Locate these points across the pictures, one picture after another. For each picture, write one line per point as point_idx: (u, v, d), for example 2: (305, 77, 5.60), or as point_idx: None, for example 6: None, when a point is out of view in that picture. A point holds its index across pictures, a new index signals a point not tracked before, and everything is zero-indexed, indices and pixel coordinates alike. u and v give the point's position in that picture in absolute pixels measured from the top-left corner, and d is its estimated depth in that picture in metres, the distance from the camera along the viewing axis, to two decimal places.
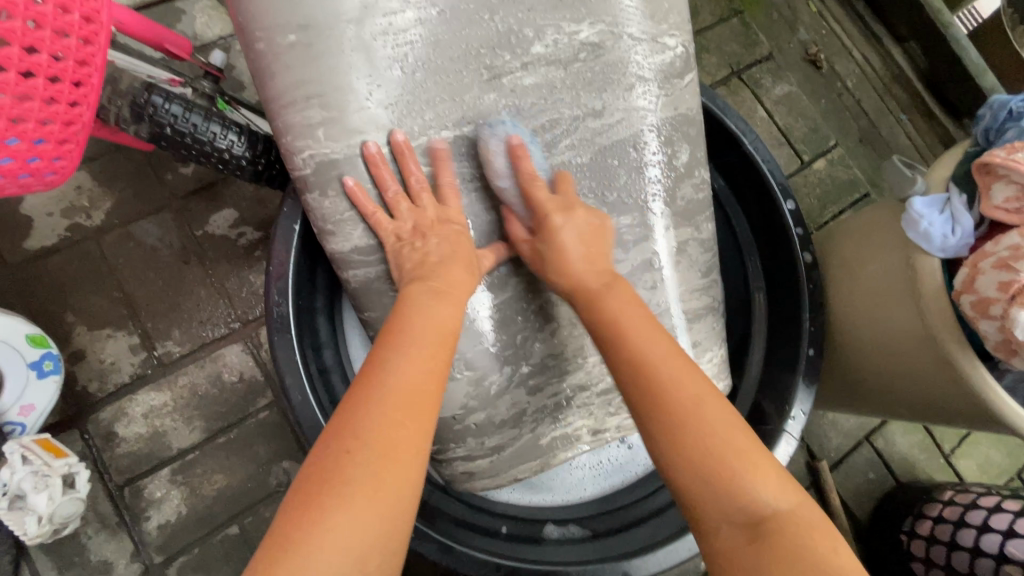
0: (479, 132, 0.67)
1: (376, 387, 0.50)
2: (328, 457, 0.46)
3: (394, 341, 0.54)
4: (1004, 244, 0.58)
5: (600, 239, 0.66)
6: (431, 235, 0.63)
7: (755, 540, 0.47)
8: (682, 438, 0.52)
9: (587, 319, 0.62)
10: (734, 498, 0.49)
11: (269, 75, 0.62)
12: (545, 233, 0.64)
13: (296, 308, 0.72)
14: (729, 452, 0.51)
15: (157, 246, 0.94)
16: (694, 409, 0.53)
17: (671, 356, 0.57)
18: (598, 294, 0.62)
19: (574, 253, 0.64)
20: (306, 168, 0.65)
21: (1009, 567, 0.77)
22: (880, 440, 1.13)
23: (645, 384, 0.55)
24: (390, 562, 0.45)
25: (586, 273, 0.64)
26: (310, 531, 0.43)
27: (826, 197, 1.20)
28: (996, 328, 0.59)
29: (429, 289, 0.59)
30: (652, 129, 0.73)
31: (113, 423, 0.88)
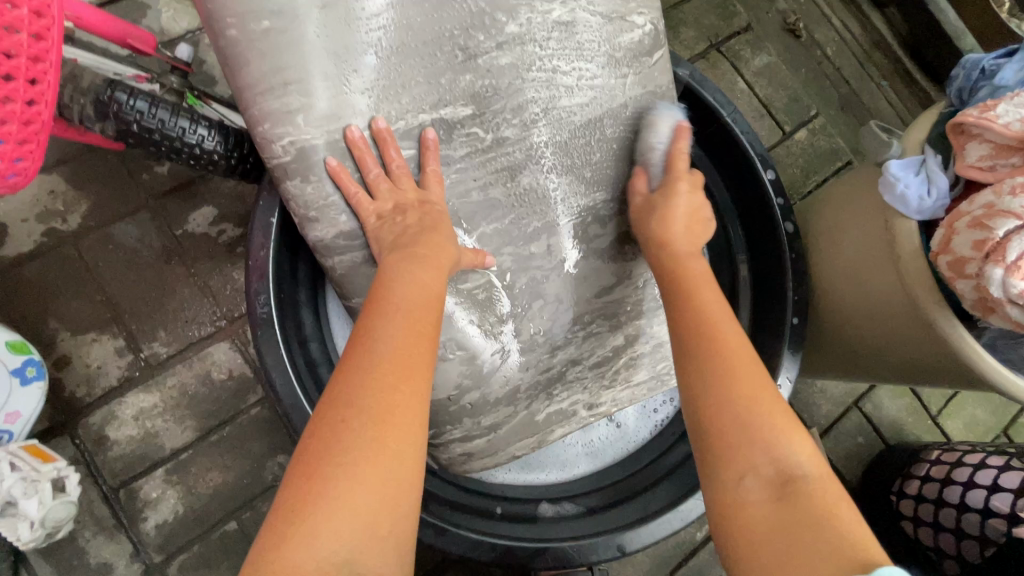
0: (651, 108, 0.74)
1: (366, 355, 0.49)
2: (322, 428, 0.45)
3: (381, 309, 0.54)
4: (978, 203, 0.59)
5: (698, 220, 0.69)
6: (411, 212, 0.63)
7: (782, 497, 0.46)
8: (735, 386, 0.53)
9: (673, 266, 0.65)
10: (767, 452, 0.49)
11: (240, 64, 0.59)
12: (667, 196, 0.68)
13: (279, 303, 0.71)
14: (768, 405, 0.51)
15: (137, 246, 0.93)
16: (753, 363, 0.55)
17: (728, 319, 0.59)
18: (684, 257, 0.65)
19: (678, 217, 0.67)
20: (286, 155, 0.63)
21: (995, 520, 0.79)
22: (869, 405, 1.15)
23: (702, 331, 0.58)
24: (400, 528, 0.44)
25: (682, 238, 0.67)
26: (313, 502, 0.42)
27: (809, 167, 1.20)
28: (972, 287, 0.59)
29: (411, 256, 0.59)
30: (625, 108, 0.74)
31: (103, 427, 0.87)
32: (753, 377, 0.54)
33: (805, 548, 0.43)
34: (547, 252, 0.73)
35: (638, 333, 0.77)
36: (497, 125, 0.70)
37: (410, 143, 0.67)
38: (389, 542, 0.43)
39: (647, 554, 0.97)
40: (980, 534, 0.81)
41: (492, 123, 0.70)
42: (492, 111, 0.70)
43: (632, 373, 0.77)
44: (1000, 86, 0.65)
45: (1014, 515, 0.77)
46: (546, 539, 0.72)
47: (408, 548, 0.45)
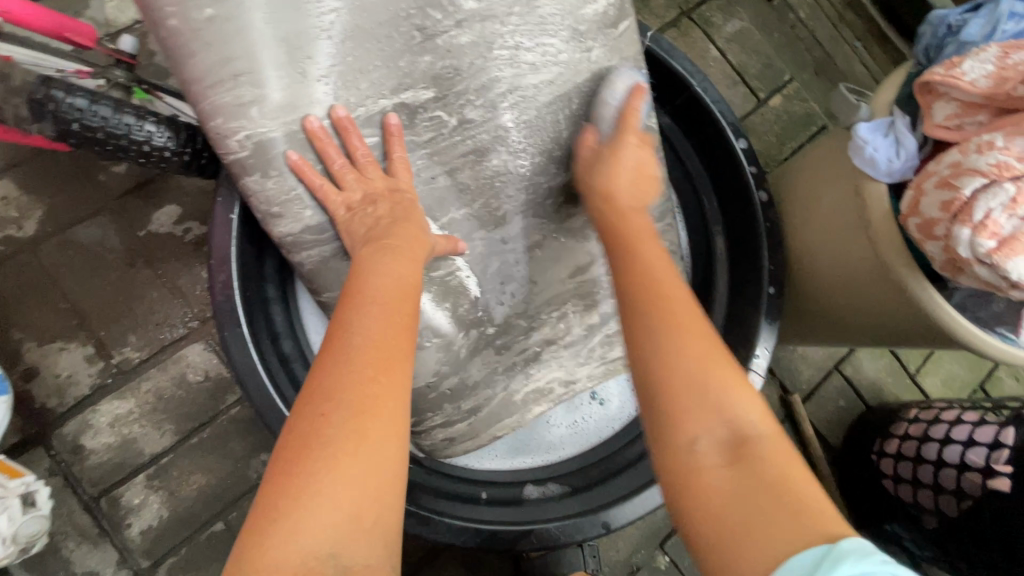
0: (611, 69, 0.72)
1: (341, 348, 0.47)
2: (300, 424, 0.43)
3: (355, 301, 0.51)
4: (945, 162, 0.59)
5: (643, 184, 0.68)
6: (382, 201, 0.62)
7: (737, 458, 0.46)
8: (674, 344, 0.50)
9: (619, 223, 0.64)
10: (719, 411, 0.48)
11: (185, 56, 0.56)
12: (613, 154, 0.67)
13: (244, 299, 0.69)
14: (713, 361, 0.50)
15: (99, 250, 0.90)
16: (693, 320, 0.52)
17: (666, 272, 0.57)
18: (630, 211, 0.65)
19: (625, 174, 0.67)
20: (243, 150, 0.60)
21: (971, 474, 0.81)
22: (849, 367, 1.16)
23: (641, 286, 0.55)
24: (385, 523, 0.43)
25: (625, 192, 0.66)
26: (293, 499, 0.40)
27: (784, 134, 1.19)
28: (942, 249, 0.59)
29: (384, 248, 0.57)
30: (596, 82, 0.72)
31: (78, 436, 0.86)
32: (705, 333, 0.51)
33: (767, 518, 0.42)
34: (515, 236, 0.73)
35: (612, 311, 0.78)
36: (463, 106, 0.68)
37: (373, 130, 0.66)
38: (374, 537, 0.42)
39: (636, 526, 0.99)
40: (957, 488, 0.83)
41: (456, 106, 0.68)
42: (455, 93, 0.68)
43: (609, 350, 0.78)
44: (966, 42, 0.64)
45: (989, 468, 0.78)
46: (529, 522, 0.72)
47: (395, 536, 0.44)
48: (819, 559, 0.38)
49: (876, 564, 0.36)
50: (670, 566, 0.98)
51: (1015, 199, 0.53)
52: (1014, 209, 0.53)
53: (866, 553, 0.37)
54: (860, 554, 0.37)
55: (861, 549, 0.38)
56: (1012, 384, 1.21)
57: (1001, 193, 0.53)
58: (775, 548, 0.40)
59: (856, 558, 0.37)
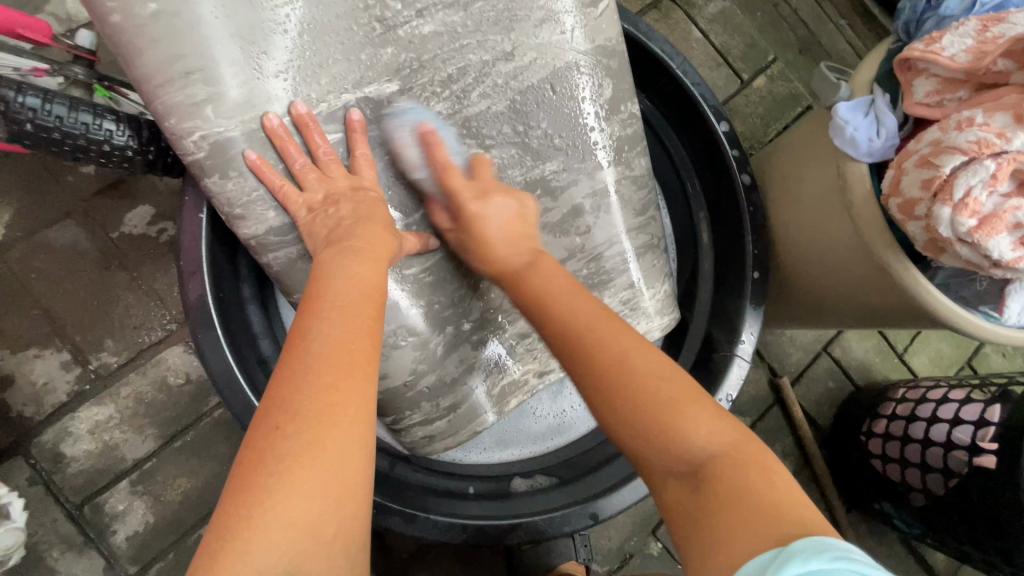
0: (387, 117, 0.65)
1: (299, 357, 0.46)
2: (257, 437, 0.43)
3: (315, 307, 0.50)
4: (926, 140, 0.58)
5: (521, 222, 0.65)
6: (344, 202, 0.60)
7: (698, 488, 0.44)
8: (607, 405, 0.50)
9: (518, 296, 0.61)
10: (669, 450, 0.46)
11: (132, 53, 0.54)
12: (469, 223, 0.64)
13: (218, 301, 0.68)
14: (654, 403, 0.48)
15: (71, 254, 0.88)
16: (621, 369, 0.50)
17: (594, 320, 0.55)
18: (524, 274, 0.62)
19: (497, 237, 0.64)
20: (199, 151, 0.58)
21: (957, 452, 0.81)
22: (837, 349, 1.16)
23: (565, 348, 0.55)
24: (346, 531, 0.42)
25: (511, 256, 0.63)
26: (247, 514, 0.40)
27: (769, 116, 1.18)
28: (923, 229, 0.58)
29: (349, 249, 0.56)
30: (575, 64, 0.69)
31: (58, 444, 0.84)
32: (634, 377, 0.50)
33: (724, 533, 0.40)
34: None
35: None
36: (428, 99, 0.67)
37: (336, 126, 0.63)
38: (334, 546, 0.41)
39: (628, 515, 0.99)
40: (944, 466, 0.83)
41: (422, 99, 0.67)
42: (419, 85, 0.66)
43: None
44: (946, 16, 0.63)
45: (975, 446, 0.79)
46: (516, 516, 0.71)
47: (359, 545, 0.43)
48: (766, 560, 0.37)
49: (823, 563, 0.35)
50: (663, 552, 0.98)
51: (995, 175, 0.52)
52: (994, 186, 0.52)
53: (813, 552, 0.36)
54: (808, 554, 0.36)
55: (812, 548, 0.36)
56: (999, 360, 1.21)
57: (981, 170, 0.52)
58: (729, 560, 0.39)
59: (803, 559, 0.35)
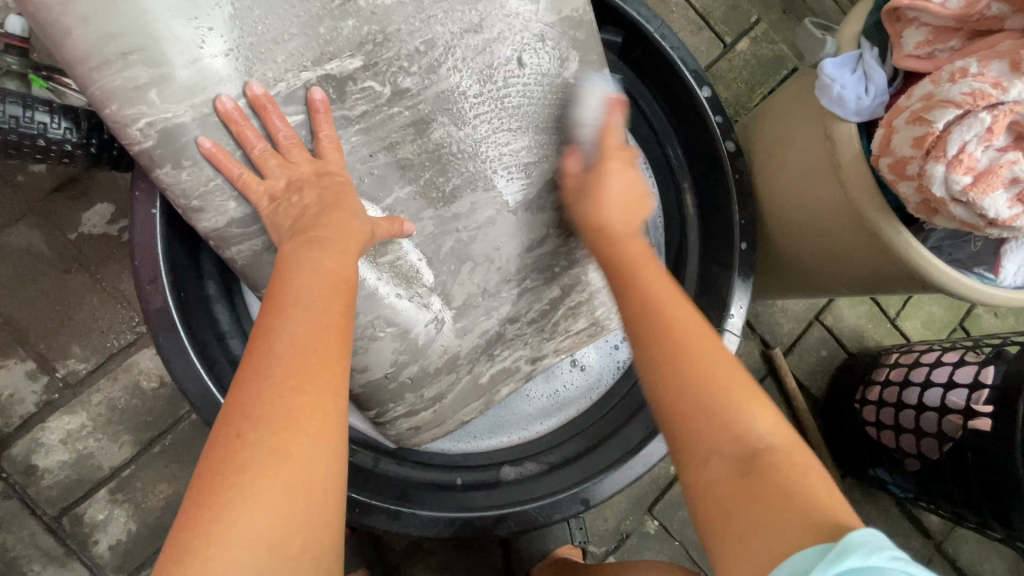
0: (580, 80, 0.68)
1: (263, 358, 0.43)
2: (217, 446, 0.40)
3: (279, 302, 0.46)
4: (917, 95, 0.55)
5: (639, 200, 0.65)
6: (308, 188, 0.56)
7: (750, 472, 0.43)
8: (681, 374, 0.48)
9: (612, 254, 0.60)
10: (728, 428, 0.45)
11: (61, 34, 0.49)
12: (597, 179, 0.63)
13: (180, 302, 0.64)
14: (724, 381, 0.47)
15: (27, 258, 0.84)
16: (695, 345, 0.50)
17: (677, 303, 0.53)
18: (624, 240, 0.61)
19: (613, 199, 0.63)
20: (147, 140, 0.54)
21: (952, 416, 0.80)
22: (829, 317, 1.14)
23: (643, 316, 0.53)
24: (314, 544, 0.40)
25: (618, 219, 0.62)
26: (207, 532, 0.37)
27: (753, 80, 1.14)
28: (915, 189, 0.55)
29: (313, 240, 0.51)
30: (540, 37, 0.65)
31: (30, 457, 0.81)
32: (712, 362, 0.48)
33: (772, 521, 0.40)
34: (471, 211, 0.68)
35: (573, 282, 0.74)
36: (394, 75, 0.62)
37: (297, 108, 0.59)
38: (302, 562, 0.39)
39: (624, 495, 0.97)
40: (937, 430, 0.83)
41: (389, 74, 0.62)
42: (385, 60, 0.61)
43: (570, 322, 0.74)
44: None
45: (969, 409, 0.78)
46: (506, 505, 0.70)
47: (331, 556, 0.41)
48: (819, 557, 0.35)
49: (882, 559, 0.32)
50: (660, 530, 0.97)
51: (990, 129, 0.49)
52: (989, 141, 0.50)
53: (873, 548, 0.33)
54: (868, 549, 0.33)
55: (871, 543, 0.33)
56: (993, 321, 1.20)
57: (977, 123, 0.49)
58: (769, 555, 0.38)
59: (861, 554, 0.33)
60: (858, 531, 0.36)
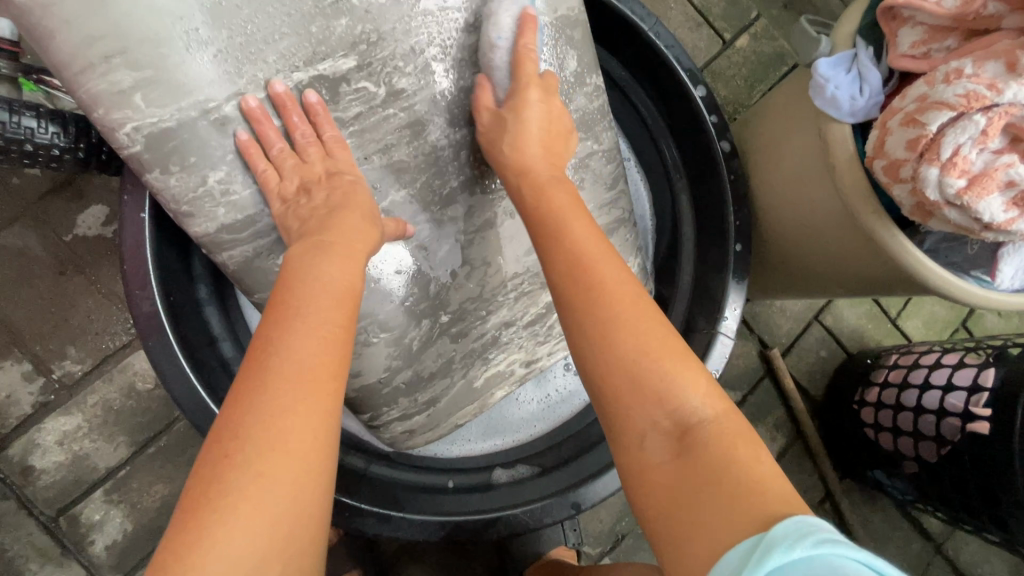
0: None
1: (257, 374, 0.42)
2: (203, 466, 0.40)
3: (281, 314, 0.46)
4: (911, 96, 0.54)
5: (560, 140, 0.62)
6: (317, 189, 0.56)
7: (683, 452, 0.44)
8: (612, 348, 0.47)
9: (538, 201, 0.57)
10: (660, 405, 0.45)
11: (45, 37, 0.49)
12: (517, 112, 0.59)
13: (170, 306, 0.65)
14: (654, 356, 0.46)
15: (23, 260, 0.84)
16: (627, 314, 0.48)
17: (602, 254, 0.52)
18: (549, 184, 0.59)
19: (535, 136, 0.59)
20: (135, 144, 0.54)
21: (950, 419, 0.79)
22: (829, 318, 1.13)
23: (574, 275, 0.51)
24: (294, 566, 0.39)
25: (541, 162, 0.60)
26: (187, 554, 0.37)
27: (752, 77, 1.12)
28: (909, 192, 0.54)
29: (317, 245, 0.51)
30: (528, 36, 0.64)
31: (27, 457, 0.82)
32: (642, 324, 0.48)
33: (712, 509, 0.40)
34: (467, 216, 0.68)
35: None
36: (388, 75, 0.61)
37: (293, 110, 0.59)
38: None
39: (619, 496, 0.97)
40: (936, 433, 0.82)
41: (382, 74, 0.61)
42: (379, 60, 0.60)
43: (564, 325, 0.77)
44: None
45: (968, 412, 0.77)
46: (497, 509, 0.69)
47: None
48: (747, 554, 0.37)
49: (807, 551, 0.34)
50: None
51: (984, 132, 0.48)
52: (984, 143, 0.49)
53: (796, 539, 0.35)
54: (790, 542, 0.35)
55: (793, 534, 0.36)
56: (994, 321, 1.18)
57: (971, 126, 0.48)
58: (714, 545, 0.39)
59: (784, 549, 0.35)
60: (784, 515, 0.38)
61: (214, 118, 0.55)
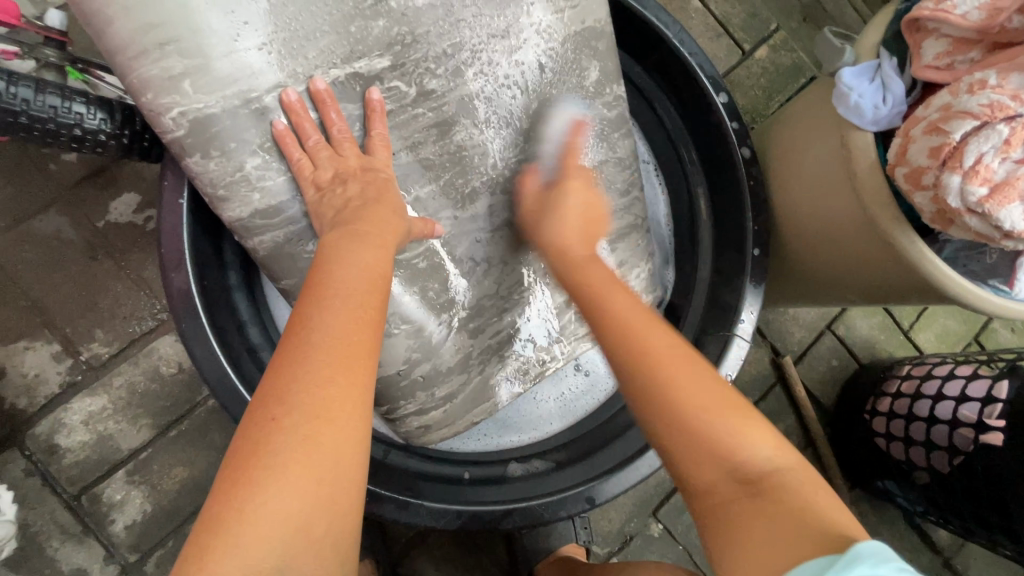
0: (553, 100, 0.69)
1: (302, 345, 0.44)
2: (251, 428, 0.41)
3: (319, 293, 0.47)
4: (935, 106, 0.55)
5: (595, 219, 0.68)
6: (353, 180, 0.58)
7: (749, 495, 0.46)
8: (671, 411, 0.50)
9: (575, 276, 0.63)
10: (722, 457, 0.48)
11: (104, 23, 0.52)
12: (560, 201, 0.66)
13: (202, 289, 0.66)
14: (713, 412, 0.49)
15: (58, 243, 0.87)
16: (677, 378, 0.51)
17: (649, 326, 0.57)
18: (585, 262, 0.65)
19: (575, 222, 0.66)
20: (179, 129, 0.56)
21: (963, 430, 0.79)
22: (842, 327, 1.14)
23: (623, 345, 0.55)
24: (338, 529, 0.41)
25: (576, 242, 0.66)
26: (240, 509, 0.39)
27: (771, 88, 1.14)
28: (930, 199, 0.55)
29: (352, 232, 0.53)
30: (558, 51, 0.67)
31: (53, 435, 0.84)
32: (693, 387, 0.51)
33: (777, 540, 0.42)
34: (489, 213, 0.70)
35: None
36: (420, 76, 0.63)
37: (356, 104, 0.62)
38: (327, 544, 0.40)
39: (629, 496, 0.98)
40: (948, 444, 0.82)
41: (415, 76, 0.63)
42: (412, 61, 0.63)
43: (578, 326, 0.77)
44: None
45: (981, 423, 0.77)
46: (513, 501, 0.71)
47: (350, 542, 0.43)
48: (828, 565, 0.37)
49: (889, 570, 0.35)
50: (664, 534, 0.98)
51: (1008, 141, 0.49)
52: (1007, 153, 0.50)
53: (880, 560, 0.36)
54: (875, 559, 0.36)
55: (876, 554, 0.36)
56: (1007, 336, 1.18)
57: (994, 135, 0.50)
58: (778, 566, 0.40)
59: (868, 564, 0.36)
60: (862, 542, 0.39)
61: (254, 108, 0.57)
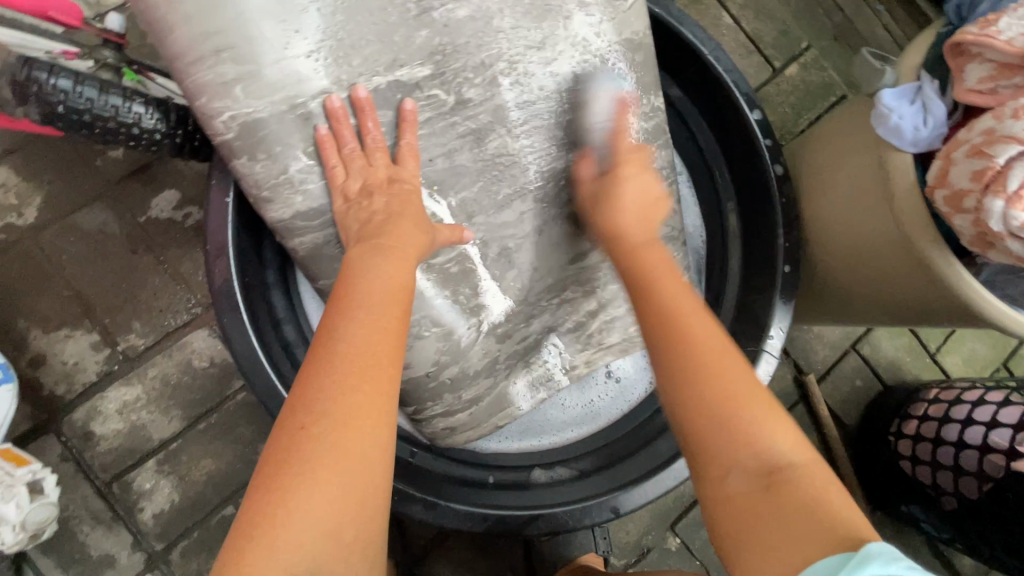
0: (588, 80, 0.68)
1: (327, 357, 0.45)
2: (282, 436, 0.43)
3: (343, 305, 0.49)
4: (978, 129, 0.55)
5: (653, 205, 0.66)
6: (377, 194, 0.59)
7: (766, 489, 0.44)
8: (710, 400, 0.49)
9: (635, 258, 0.62)
10: (749, 445, 0.46)
11: (166, 30, 0.54)
12: (617, 182, 0.65)
13: (243, 286, 0.68)
14: (751, 397, 0.49)
15: (101, 237, 0.90)
16: (713, 356, 0.51)
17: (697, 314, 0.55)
18: (643, 246, 0.63)
19: (630, 205, 0.64)
20: (229, 132, 0.58)
21: (993, 456, 0.78)
22: (866, 347, 1.13)
23: (666, 329, 0.54)
24: (366, 533, 0.42)
25: (634, 228, 0.64)
26: (274, 515, 0.40)
27: (801, 105, 1.14)
28: (971, 222, 0.55)
29: (376, 246, 0.55)
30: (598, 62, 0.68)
31: (88, 423, 0.86)
32: (729, 373, 0.50)
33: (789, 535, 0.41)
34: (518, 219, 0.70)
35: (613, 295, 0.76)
36: (460, 84, 0.65)
37: (389, 112, 0.64)
38: (357, 549, 0.41)
39: (647, 509, 0.97)
40: (978, 470, 0.80)
41: (454, 85, 0.65)
42: (452, 70, 0.64)
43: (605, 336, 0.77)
44: None
45: (1013, 450, 0.76)
46: (538, 506, 0.71)
47: (378, 545, 0.44)
48: (842, 564, 0.37)
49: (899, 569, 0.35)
50: (682, 548, 0.97)
51: None
52: None
53: (891, 558, 0.36)
54: (885, 558, 0.36)
55: (887, 554, 0.37)
56: None
57: None
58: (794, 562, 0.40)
59: (879, 563, 0.36)
60: (876, 542, 0.39)
61: (300, 113, 0.59)
